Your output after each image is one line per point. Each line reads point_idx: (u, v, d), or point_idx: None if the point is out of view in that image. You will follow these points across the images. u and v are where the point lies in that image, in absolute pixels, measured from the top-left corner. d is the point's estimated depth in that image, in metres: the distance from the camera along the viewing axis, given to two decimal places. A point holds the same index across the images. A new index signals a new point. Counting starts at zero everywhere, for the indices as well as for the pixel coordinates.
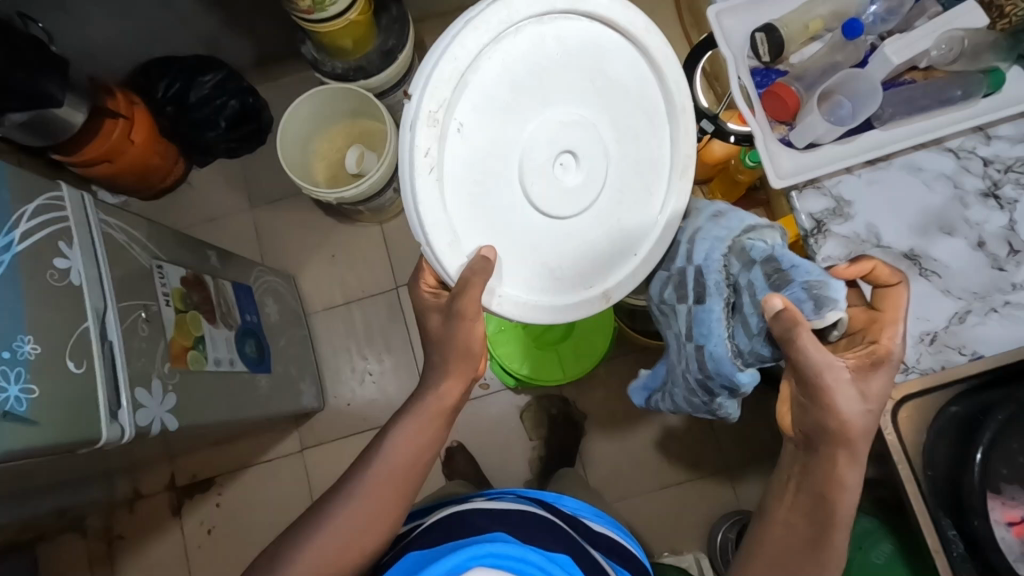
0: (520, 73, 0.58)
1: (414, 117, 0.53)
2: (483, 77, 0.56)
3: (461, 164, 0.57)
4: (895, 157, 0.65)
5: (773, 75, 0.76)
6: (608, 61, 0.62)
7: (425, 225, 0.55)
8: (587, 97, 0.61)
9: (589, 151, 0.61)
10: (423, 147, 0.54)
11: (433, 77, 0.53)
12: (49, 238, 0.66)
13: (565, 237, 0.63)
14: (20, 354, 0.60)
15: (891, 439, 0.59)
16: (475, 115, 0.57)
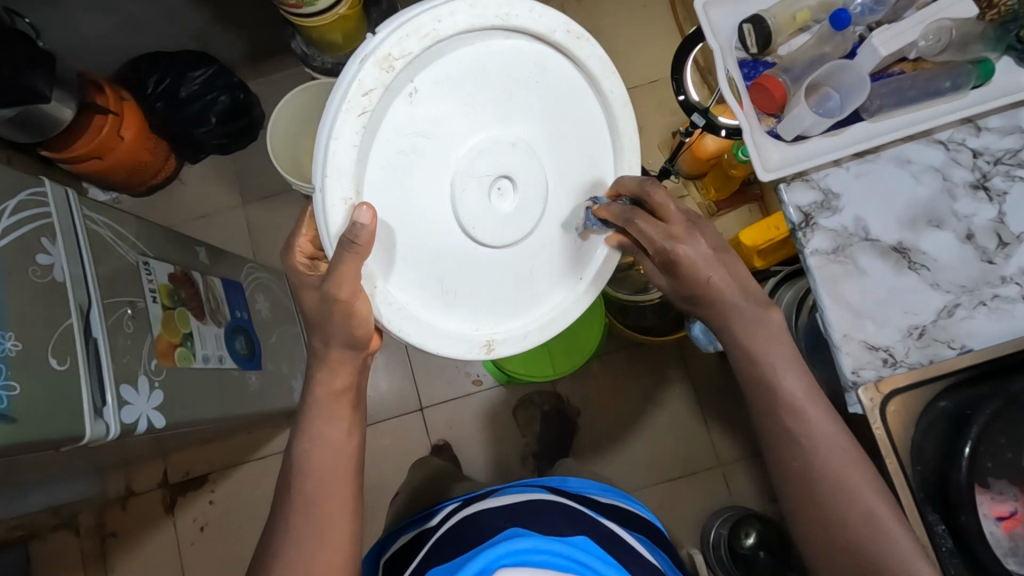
0: (492, 79, 0.60)
1: (370, 51, 0.53)
2: (450, 59, 0.57)
3: (393, 132, 0.56)
4: (884, 149, 0.62)
5: (761, 67, 0.69)
6: (576, 107, 0.65)
7: (327, 162, 0.52)
8: (541, 130, 0.63)
9: (525, 178, 0.62)
10: (364, 83, 0.52)
11: (409, 24, 0.54)
12: (32, 234, 0.65)
13: (471, 266, 0.63)
14: (0, 350, 0.58)
15: (879, 434, 0.58)
16: (432, 87, 0.57)
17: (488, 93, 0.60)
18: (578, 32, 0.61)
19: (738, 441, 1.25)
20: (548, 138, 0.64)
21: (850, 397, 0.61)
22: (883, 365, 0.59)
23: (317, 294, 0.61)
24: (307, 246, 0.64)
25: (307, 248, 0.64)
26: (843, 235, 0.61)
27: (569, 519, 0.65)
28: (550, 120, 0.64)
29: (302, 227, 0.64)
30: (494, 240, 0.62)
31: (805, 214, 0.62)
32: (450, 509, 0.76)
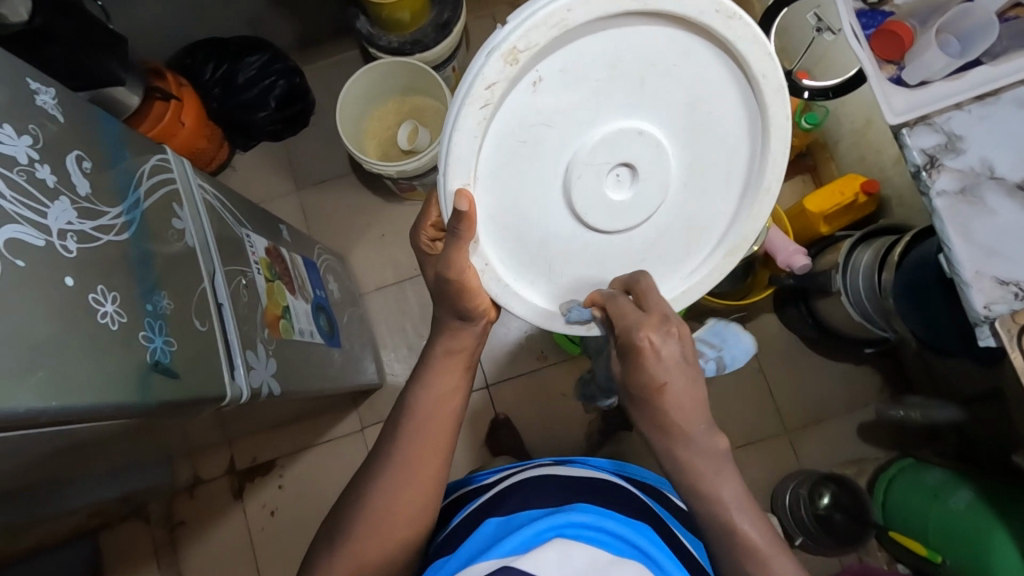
0: (626, 64, 0.54)
1: (494, 44, 0.48)
2: (583, 46, 0.52)
3: (514, 122, 0.53)
4: (1003, 92, 0.64)
5: (879, 18, 0.72)
6: (718, 104, 0.58)
7: (449, 157, 0.51)
8: (671, 118, 0.57)
9: (650, 170, 0.58)
10: (487, 77, 0.48)
11: (539, 12, 0.47)
12: (165, 199, 0.66)
13: (581, 251, 0.62)
14: (159, 309, 0.59)
15: (1017, 361, 0.59)
16: (559, 78, 0.53)
17: (616, 81, 0.54)
18: (730, 12, 0.51)
19: (805, 407, 1.26)
20: (678, 130, 0.58)
21: (982, 331, 0.62)
22: (1015, 299, 0.61)
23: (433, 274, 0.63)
24: (431, 228, 0.67)
25: (432, 229, 0.67)
26: (968, 174, 0.63)
27: (633, 504, 0.62)
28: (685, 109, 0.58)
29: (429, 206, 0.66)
30: (608, 228, 0.60)
31: (930, 156, 0.64)
32: (501, 475, 0.71)
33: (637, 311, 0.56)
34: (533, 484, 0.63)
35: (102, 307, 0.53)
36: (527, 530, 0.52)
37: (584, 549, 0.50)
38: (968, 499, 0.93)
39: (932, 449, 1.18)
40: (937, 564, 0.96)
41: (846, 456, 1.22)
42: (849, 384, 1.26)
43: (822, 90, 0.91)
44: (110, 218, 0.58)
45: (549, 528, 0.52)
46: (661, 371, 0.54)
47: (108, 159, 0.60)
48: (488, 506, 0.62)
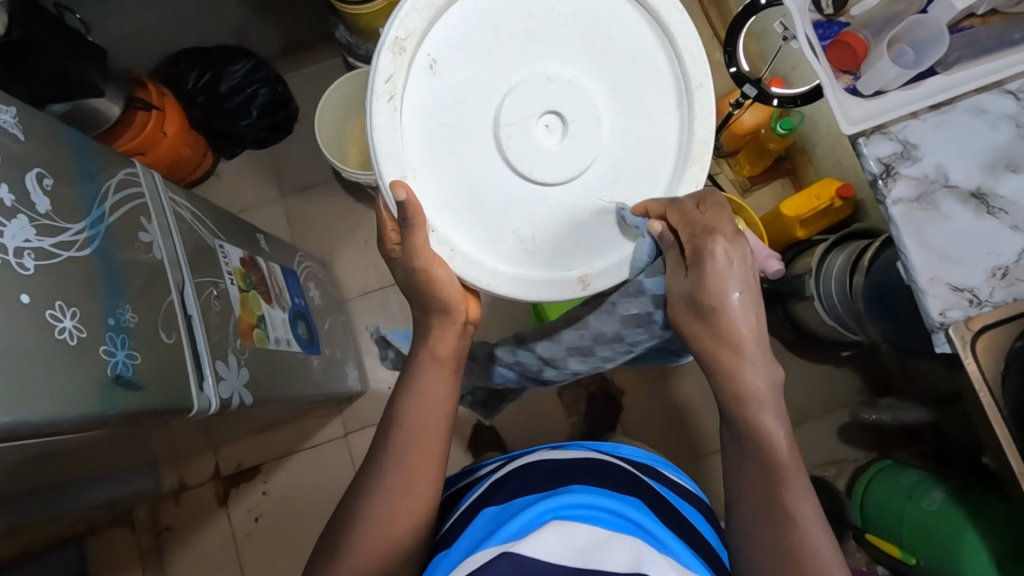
0: (506, 20, 0.60)
1: (381, 42, 0.56)
2: (459, 18, 0.59)
3: (429, 102, 0.59)
4: (959, 100, 0.65)
5: (835, 28, 0.75)
6: (613, 30, 0.61)
7: (376, 151, 0.56)
8: (574, 68, 0.61)
9: (575, 113, 0.60)
10: (385, 72, 0.56)
11: (411, 4, 0.56)
12: (131, 213, 0.67)
13: (546, 215, 0.62)
14: (122, 322, 0.60)
15: (971, 368, 0.60)
16: (455, 56, 0.59)
17: (508, 38, 0.60)
18: None
19: (786, 409, 1.26)
20: (588, 69, 0.61)
21: (937, 338, 0.62)
22: (970, 305, 0.61)
23: (401, 270, 0.63)
24: (393, 228, 0.64)
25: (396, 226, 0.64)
26: (924, 182, 0.64)
27: (628, 483, 0.60)
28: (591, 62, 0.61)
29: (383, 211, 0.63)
30: (557, 177, 0.60)
31: (885, 165, 0.65)
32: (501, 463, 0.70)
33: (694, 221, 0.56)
34: (525, 471, 0.61)
35: (60, 323, 0.54)
36: (522, 517, 0.50)
37: (583, 527, 0.48)
38: (939, 500, 0.93)
39: (911, 449, 1.19)
40: (912, 566, 0.97)
41: (826, 457, 1.23)
42: (830, 385, 1.26)
43: (791, 97, 0.92)
44: (71, 234, 0.59)
45: (546, 511, 0.50)
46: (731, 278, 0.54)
47: (73, 175, 0.61)
48: (486, 494, 0.61)
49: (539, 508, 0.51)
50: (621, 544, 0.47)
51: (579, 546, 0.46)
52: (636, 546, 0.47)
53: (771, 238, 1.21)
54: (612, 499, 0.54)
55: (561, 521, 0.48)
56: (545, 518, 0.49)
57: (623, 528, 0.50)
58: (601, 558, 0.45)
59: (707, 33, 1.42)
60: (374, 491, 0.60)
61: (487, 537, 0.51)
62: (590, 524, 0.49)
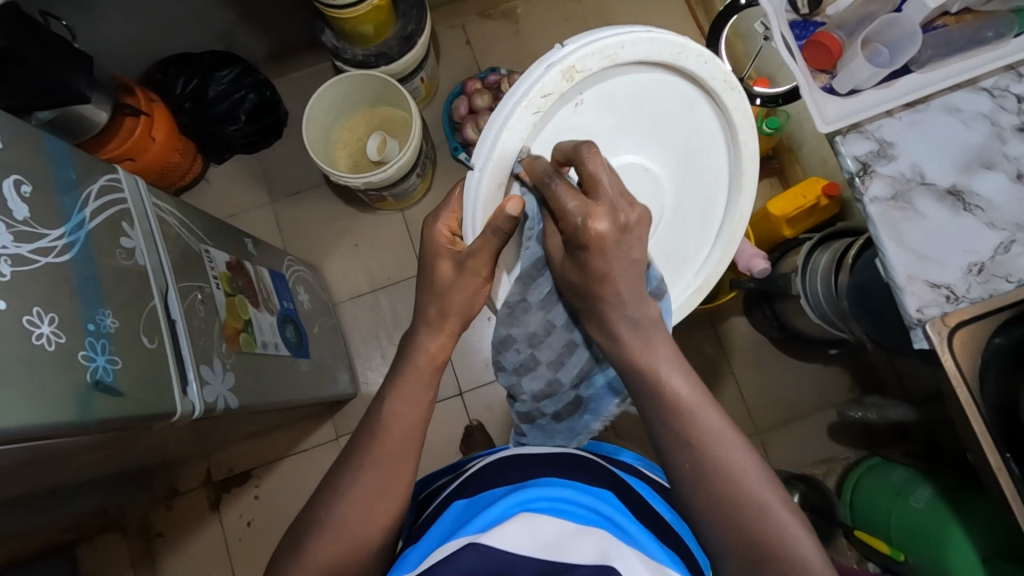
0: (642, 106, 0.66)
1: (557, 61, 0.58)
2: (614, 80, 0.63)
3: (553, 134, 0.63)
4: (932, 100, 0.66)
5: (811, 28, 0.76)
6: (709, 148, 0.73)
7: (496, 149, 0.58)
8: (664, 158, 0.71)
9: (645, 197, 0.71)
10: (546, 87, 0.57)
11: (599, 44, 0.58)
12: (113, 218, 0.67)
13: None
14: (103, 327, 0.61)
15: (948, 365, 0.60)
16: (592, 109, 0.64)
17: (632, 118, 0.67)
18: (731, 83, 0.66)
19: (776, 408, 1.27)
20: (671, 168, 0.72)
21: (915, 334, 0.63)
22: (946, 301, 0.62)
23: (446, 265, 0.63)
24: (449, 223, 0.64)
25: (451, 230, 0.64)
26: (901, 181, 0.65)
27: (604, 478, 0.60)
28: (682, 146, 0.71)
29: (448, 205, 0.64)
30: None
31: (862, 163, 0.66)
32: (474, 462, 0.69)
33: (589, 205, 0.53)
34: (500, 466, 0.61)
35: (37, 329, 0.55)
36: (491, 511, 0.51)
37: (550, 522, 0.49)
38: (927, 497, 0.94)
39: (900, 447, 1.19)
40: (900, 563, 0.97)
41: (816, 456, 1.23)
42: (819, 383, 1.27)
43: (773, 97, 0.93)
44: (50, 240, 0.59)
45: (516, 504, 0.51)
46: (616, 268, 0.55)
47: (53, 182, 0.62)
48: (457, 490, 0.61)
49: (510, 499, 0.51)
50: (588, 539, 0.48)
51: (544, 541, 0.47)
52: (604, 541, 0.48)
53: (758, 237, 1.22)
54: (583, 493, 0.54)
55: (528, 515, 0.49)
56: (514, 511, 0.50)
57: (591, 522, 0.50)
58: (566, 550, 0.46)
59: (694, 33, 1.43)
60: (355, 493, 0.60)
61: (458, 529, 0.52)
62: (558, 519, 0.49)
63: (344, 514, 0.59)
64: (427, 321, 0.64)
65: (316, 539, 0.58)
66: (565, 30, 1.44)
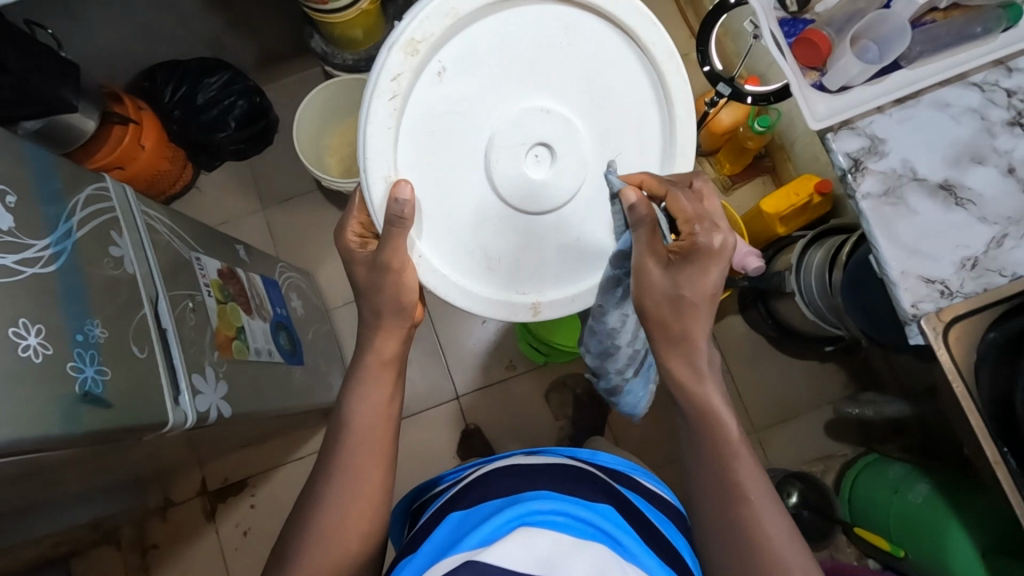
0: (521, 51, 0.63)
1: (396, 39, 0.57)
2: (475, 34, 0.61)
3: (423, 108, 0.61)
4: (922, 95, 0.66)
5: (801, 25, 0.76)
6: (620, 67, 0.65)
7: (365, 138, 0.58)
8: (571, 99, 0.65)
9: (562, 146, 0.64)
10: (393, 69, 0.58)
11: (432, 8, 0.58)
12: (101, 227, 0.67)
13: (524, 239, 0.66)
14: (91, 338, 0.60)
15: (944, 358, 0.61)
16: (458, 70, 0.61)
17: (513, 63, 0.63)
18: None
19: (774, 405, 1.27)
20: (582, 106, 0.65)
21: (911, 330, 0.63)
22: (941, 297, 0.62)
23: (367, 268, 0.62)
24: (358, 226, 0.64)
25: (359, 228, 0.64)
26: (891, 176, 0.65)
27: (600, 487, 0.60)
28: (584, 83, 0.65)
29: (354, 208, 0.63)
30: (533, 206, 0.64)
31: (853, 159, 0.66)
32: (471, 472, 0.68)
33: (695, 220, 0.58)
34: (496, 478, 0.60)
35: (24, 340, 0.55)
36: (489, 523, 0.50)
37: (545, 535, 0.48)
38: (924, 492, 0.93)
39: (896, 443, 1.20)
40: (900, 559, 0.97)
41: (814, 453, 1.23)
42: (815, 380, 1.27)
43: (764, 95, 0.93)
44: (36, 250, 0.59)
45: (511, 518, 0.50)
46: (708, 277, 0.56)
47: (37, 192, 0.61)
48: (452, 501, 0.60)
49: (508, 512, 0.51)
50: (585, 559, 0.47)
51: (541, 555, 0.46)
52: (602, 561, 0.48)
53: (752, 236, 1.22)
54: (580, 505, 0.54)
55: (523, 529, 0.48)
56: (510, 526, 0.49)
57: (588, 537, 0.50)
58: (564, 569, 0.46)
59: (684, 34, 1.43)
60: (348, 503, 0.59)
61: (454, 541, 0.51)
62: (552, 531, 0.49)
63: (337, 521, 0.58)
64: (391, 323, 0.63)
65: (311, 549, 0.57)
66: None
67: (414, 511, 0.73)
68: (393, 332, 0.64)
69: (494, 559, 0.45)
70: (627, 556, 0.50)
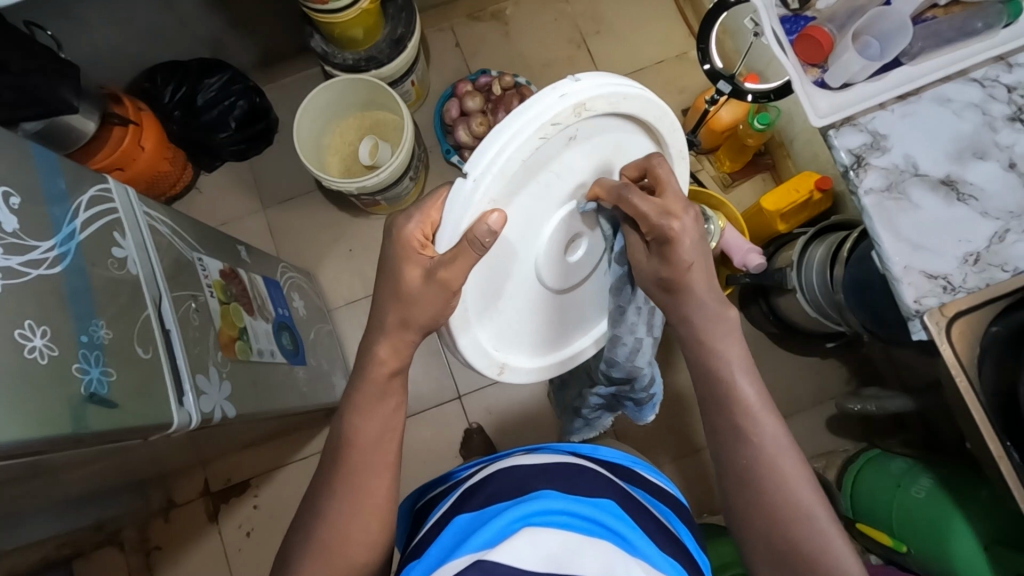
0: (615, 151, 0.69)
1: (570, 97, 0.57)
2: (606, 121, 0.64)
3: (540, 163, 0.61)
4: (925, 90, 0.66)
5: (802, 22, 0.76)
6: None
7: (497, 172, 0.55)
8: None
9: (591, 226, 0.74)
10: (556, 119, 0.56)
11: (610, 87, 0.59)
12: (105, 228, 0.67)
13: (524, 292, 0.73)
14: (96, 339, 0.61)
15: (947, 354, 0.60)
16: (579, 143, 0.64)
17: (604, 158, 0.69)
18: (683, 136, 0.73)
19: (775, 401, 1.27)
20: None
21: (914, 325, 0.63)
22: (944, 291, 0.62)
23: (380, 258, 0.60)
24: (428, 225, 0.59)
25: (424, 231, 0.59)
26: (894, 172, 0.65)
27: (607, 485, 0.60)
28: None
29: (431, 203, 0.59)
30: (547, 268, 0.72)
31: (856, 156, 0.66)
32: (476, 469, 0.69)
33: (659, 204, 0.61)
34: (501, 478, 0.60)
35: (29, 342, 0.55)
36: (495, 525, 0.50)
37: (551, 535, 0.48)
38: (927, 487, 0.94)
39: (898, 438, 1.20)
40: (903, 554, 0.97)
41: (816, 449, 1.24)
42: (815, 376, 1.27)
43: (764, 92, 0.93)
44: (41, 251, 0.59)
45: (517, 519, 0.50)
46: (689, 250, 0.61)
47: (42, 194, 0.61)
48: (458, 502, 0.60)
49: (512, 513, 0.51)
50: (592, 554, 0.47)
51: (548, 554, 0.46)
52: (607, 555, 0.48)
53: (753, 233, 1.22)
54: (586, 502, 0.54)
55: (528, 530, 0.48)
56: (516, 527, 0.49)
57: (597, 535, 0.50)
58: (573, 567, 0.46)
59: (683, 32, 1.44)
60: (354, 503, 0.59)
61: (460, 543, 0.51)
62: (561, 530, 0.49)
63: (341, 521, 0.58)
64: (390, 325, 0.63)
65: (318, 548, 0.58)
66: (554, 30, 1.44)
67: (418, 511, 0.73)
68: (395, 335, 0.63)
69: (502, 561, 0.45)
70: (635, 555, 0.50)
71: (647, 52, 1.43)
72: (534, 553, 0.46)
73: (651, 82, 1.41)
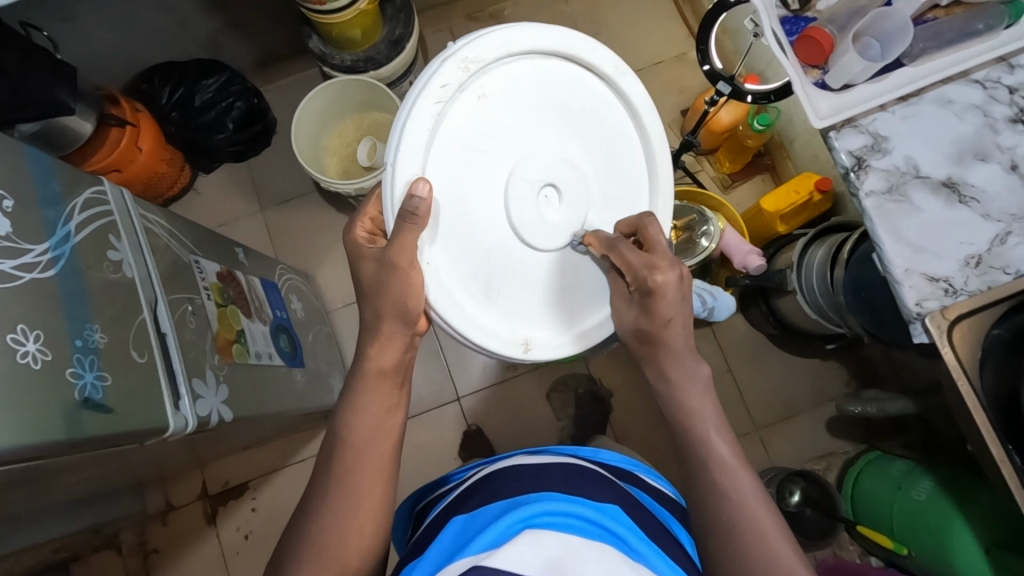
0: (554, 98, 0.66)
1: (450, 55, 0.60)
2: (516, 71, 0.64)
3: (460, 127, 0.62)
4: (926, 92, 0.66)
5: (802, 23, 0.76)
6: (622, 133, 0.71)
7: (403, 141, 0.57)
8: (582, 150, 0.69)
9: (569, 188, 0.66)
10: (443, 79, 0.59)
11: (491, 37, 0.61)
12: (100, 231, 0.66)
13: (520, 272, 0.67)
14: (90, 343, 0.60)
15: (948, 356, 0.60)
16: (498, 100, 0.63)
17: (546, 111, 0.66)
18: (624, 69, 0.68)
19: (775, 402, 1.27)
20: (586, 153, 0.69)
21: (915, 328, 0.63)
22: (945, 294, 0.62)
23: (377, 264, 0.60)
24: (368, 221, 0.65)
25: (370, 222, 0.65)
26: (895, 174, 0.65)
27: (607, 487, 0.59)
28: (598, 137, 0.70)
29: (368, 202, 0.66)
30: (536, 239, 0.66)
31: (857, 158, 0.66)
32: (473, 472, 0.68)
33: (645, 257, 0.62)
34: (501, 479, 0.60)
35: (22, 346, 0.54)
36: (495, 527, 0.50)
37: (551, 538, 0.48)
38: (927, 489, 0.93)
39: (898, 440, 1.20)
40: (903, 557, 0.96)
41: (816, 451, 1.23)
42: (815, 377, 1.27)
43: (764, 93, 0.93)
44: (35, 255, 0.58)
45: (518, 521, 0.50)
46: (670, 306, 0.62)
47: (35, 197, 0.61)
48: (456, 504, 0.60)
49: (514, 514, 0.51)
50: (591, 560, 0.47)
51: (549, 557, 0.46)
52: (606, 560, 0.47)
53: (753, 234, 1.22)
54: (585, 504, 0.53)
55: (530, 532, 0.48)
56: (517, 528, 0.49)
57: (597, 538, 0.49)
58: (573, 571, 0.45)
59: (683, 33, 1.43)
60: (350, 509, 0.59)
61: (460, 546, 0.51)
62: (561, 533, 0.49)
63: (338, 526, 0.58)
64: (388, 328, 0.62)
65: (314, 554, 0.57)
66: None
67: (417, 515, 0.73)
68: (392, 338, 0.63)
69: (501, 564, 0.44)
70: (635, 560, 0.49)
71: (647, 53, 1.43)
72: (535, 556, 0.46)
73: (651, 83, 1.41)
